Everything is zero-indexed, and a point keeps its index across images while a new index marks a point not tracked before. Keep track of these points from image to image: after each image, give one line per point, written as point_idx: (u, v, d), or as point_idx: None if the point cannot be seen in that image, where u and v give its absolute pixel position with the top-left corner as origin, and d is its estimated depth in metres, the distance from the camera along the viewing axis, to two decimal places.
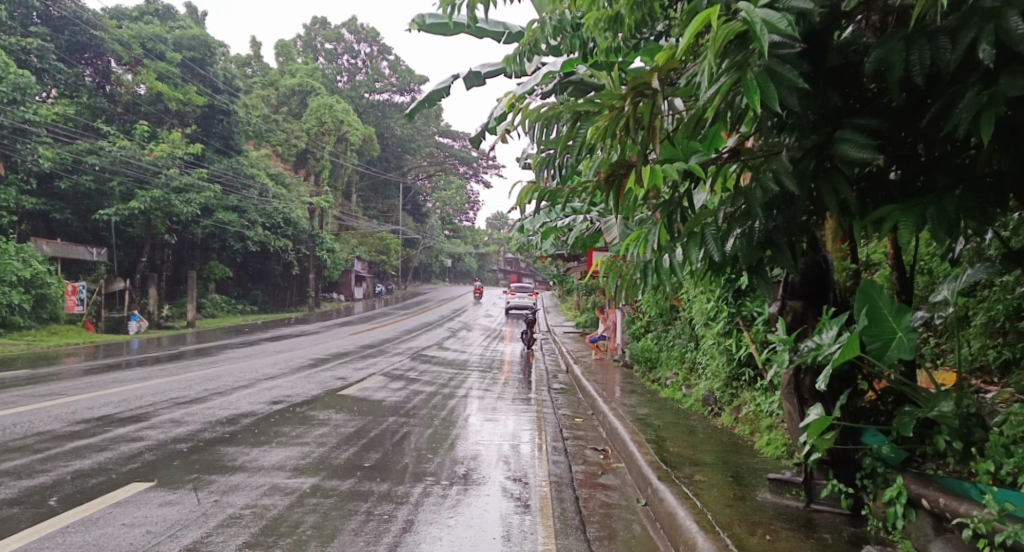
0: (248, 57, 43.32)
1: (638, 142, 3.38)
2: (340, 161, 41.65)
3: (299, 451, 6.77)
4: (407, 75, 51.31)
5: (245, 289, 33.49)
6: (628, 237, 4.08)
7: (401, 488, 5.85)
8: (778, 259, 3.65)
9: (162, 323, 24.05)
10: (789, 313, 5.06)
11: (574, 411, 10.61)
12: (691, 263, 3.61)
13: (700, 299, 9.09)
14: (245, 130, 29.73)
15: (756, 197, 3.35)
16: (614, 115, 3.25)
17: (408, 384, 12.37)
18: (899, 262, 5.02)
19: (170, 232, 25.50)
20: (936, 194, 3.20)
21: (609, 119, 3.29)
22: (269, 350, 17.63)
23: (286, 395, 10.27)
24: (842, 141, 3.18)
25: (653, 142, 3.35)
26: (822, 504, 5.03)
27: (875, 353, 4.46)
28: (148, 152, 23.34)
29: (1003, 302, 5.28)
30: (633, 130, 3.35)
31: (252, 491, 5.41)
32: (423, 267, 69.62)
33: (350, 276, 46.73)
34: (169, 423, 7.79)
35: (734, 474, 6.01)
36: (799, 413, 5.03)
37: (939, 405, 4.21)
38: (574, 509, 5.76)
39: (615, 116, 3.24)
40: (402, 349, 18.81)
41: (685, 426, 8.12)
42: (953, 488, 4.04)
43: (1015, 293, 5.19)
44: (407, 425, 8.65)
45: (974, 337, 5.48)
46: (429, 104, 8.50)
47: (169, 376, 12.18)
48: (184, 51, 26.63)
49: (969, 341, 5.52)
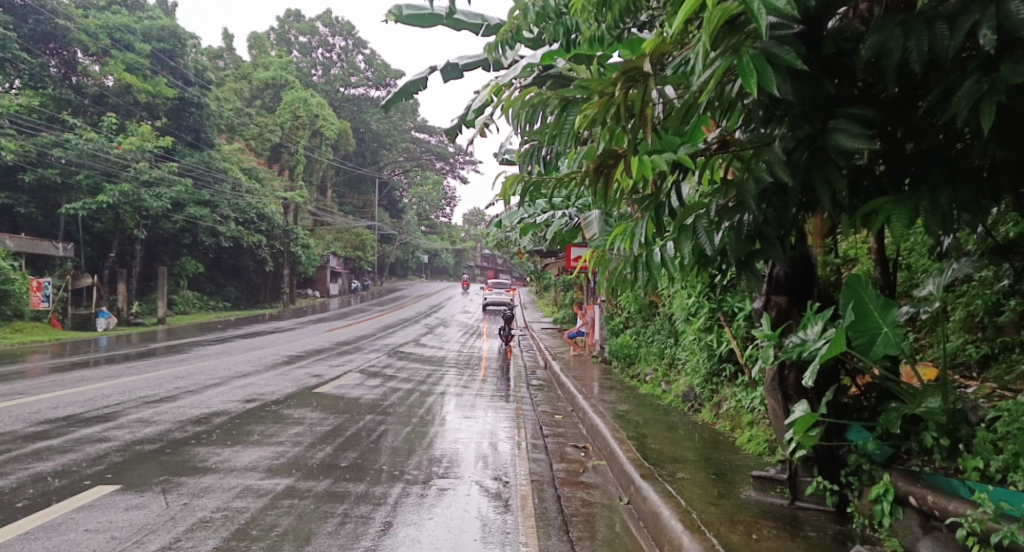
0: (221, 49, 42.73)
1: (628, 130, 3.27)
2: (315, 156, 41.24)
3: (273, 451, 6.60)
4: (382, 69, 50.93)
5: (218, 285, 33.04)
6: (614, 231, 3.96)
7: (379, 488, 5.70)
8: (768, 254, 3.57)
9: (132, 319, 23.60)
10: (774, 308, 4.99)
11: (553, 408, 10.51)
12: (680, 257, 3.50)
13: (680, 295, 8.99)
14: (217, 124, 29.28)
15: (748, 188, 3.26)
16: (604, 102, 3.13)
17: (386, 381, 12.20)
18: (883, 256, 4.98)
19: (140, 227, 25.01)
20: (930, 186, 3.15)
21: (598, 107, 3.17)
22: (242, 347, 17.35)
23: (260, 393, 10.06)
24: (837, 130, 3.09)
25: (642, 130, 3.24)
26: (807, 501, 4.96)
27: (860, 349, 4.40)
28: (117, 144, 22.77)
29: (982, 297, 5.26)
30: (622, 119, 3.25)
31: (224, 493, 5.23)
32: (399, 263, 69.28)
33: (325, 272, 46.30)
34: (138, 422, 7.55)
35: (717, 471, 5.94)
36: (783, 409, 4.96)
37: (926, 401, 4.15)
38: (556, 509, 5.63)
39: (605, 103, 3.13)
40: (378, 346, 18.63)
41: (666, 423, 8.06)
42: (940, 486, 3.99)
43: (994, 288, 5.17)
44: (384, 423, 8.49)
45: (953, 333, 5.46)
46: (405, 97, 8.33)
47: (138, 373, 11.89)
48: (153, 42, 26.08)
49: (949, 336, 5.50)
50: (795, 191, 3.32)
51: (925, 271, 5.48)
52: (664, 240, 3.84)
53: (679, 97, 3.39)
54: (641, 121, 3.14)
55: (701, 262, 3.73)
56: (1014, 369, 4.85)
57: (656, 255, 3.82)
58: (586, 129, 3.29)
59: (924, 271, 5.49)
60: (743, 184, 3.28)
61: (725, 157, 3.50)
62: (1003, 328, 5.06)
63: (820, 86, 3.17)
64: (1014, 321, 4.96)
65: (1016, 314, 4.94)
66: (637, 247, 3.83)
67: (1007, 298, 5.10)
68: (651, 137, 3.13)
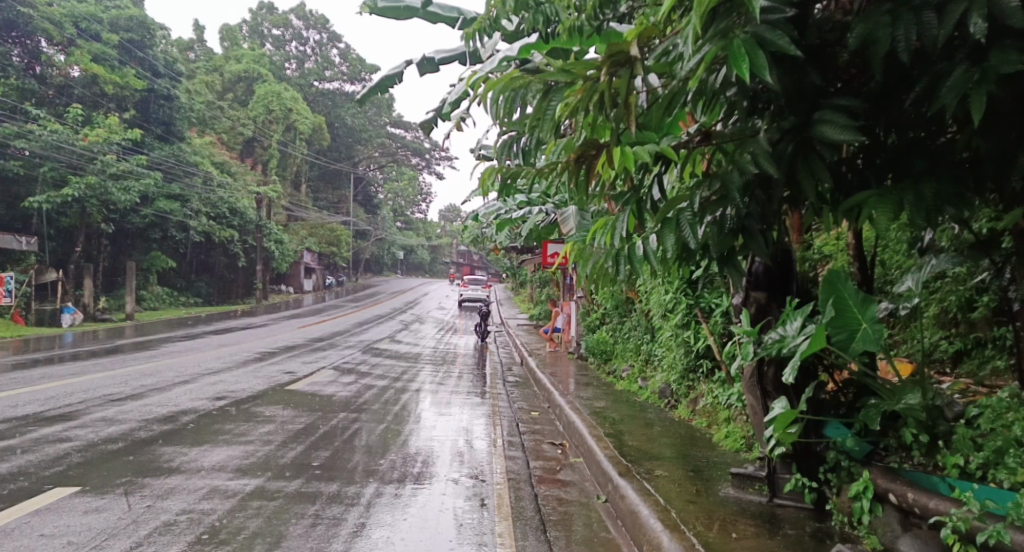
0: (191, 41, 42.00)
1: (611, 120, 3.19)
2: (289, 150, 40.73)
3: (241, 450, 6.42)
4: (358, 63, 50.36)
5: (189, 281, 32.52)
6: (595, 225, 3.87)
7: (352, 488, 5.56)
8: (750, 248, 3.48)
9: (98, 315, 23.16)
10: (753, 305, 4.95)
11: (530, 404, 10.43)
12: (663, 250, 3.41)
13: (657, 291, 8.92)
14: (188, 117, 28.78)
15: (733, 180, 3.17)
16: (588, 88, 3.02)
17: (359, 378, 12.01)
18: (861, 253, 4.96)
19: (107, 221, 24.48)
20: (913, 179, 3.10)
21: (581, 93, 3.06)
22: (213, 343, 17.04)
23: (229, 391, 9.86)
24: (822, 120, 3.02)
25: (625, 120, 3.15)
26: (786, 498, 4.91)
27: (839, 345, 4.36)
28: (83, 136, 22.28)
29: (955, 292, 5.25)
30: (603, 109, 3.16)
31: (190, 495, 5.06)
32: (374, 259, 68.79)
33: (299, 268, 45.79)
34: (101, 421, 7.33)
35: (694, 468, 5.88)
36: (762, 406, 4.93)
37: (904, 397, 4.12)
38: (534, 507, 5.54)
39: (589, 89, 3.02)
40: (353, 342, 18.41)
41: (642, 419, 8.03)
42: (919, 482, 3.95)
43: (967, 284, 5.16)
44: (358, 421, 8.32)
45: (927, 329, 5.48)
46: (381, 90, 8.17)
47: (103, 370, 11.62)
48: (121, 32, 25.61)
49: (921, 333, 5.49)
50: (779, 183, 3.26)
51: (900, 267, 5.45)
52: (644, 234, 3.77)
53: (663, 85, 3.30)
54: (625, 110, 3.03)
55: (684, 256, 3.66)
56: (988, 366, 4.87)
57: (638, 249, 3.73)
58: (567, 118, 3.19)
59: (900, 266, 5.47)
60: (728, 175, 3.20)
61: (708, 149, 3.44)
62: (976, 323, 5.07)
63: (805, 77, 3.10)
64: (987, 317, 4.98)
65: (989, 310, 4.96)
66: (617, 241, 3.75)
67: (980, 294, 5.12)
68: (635, 128, 3.04)
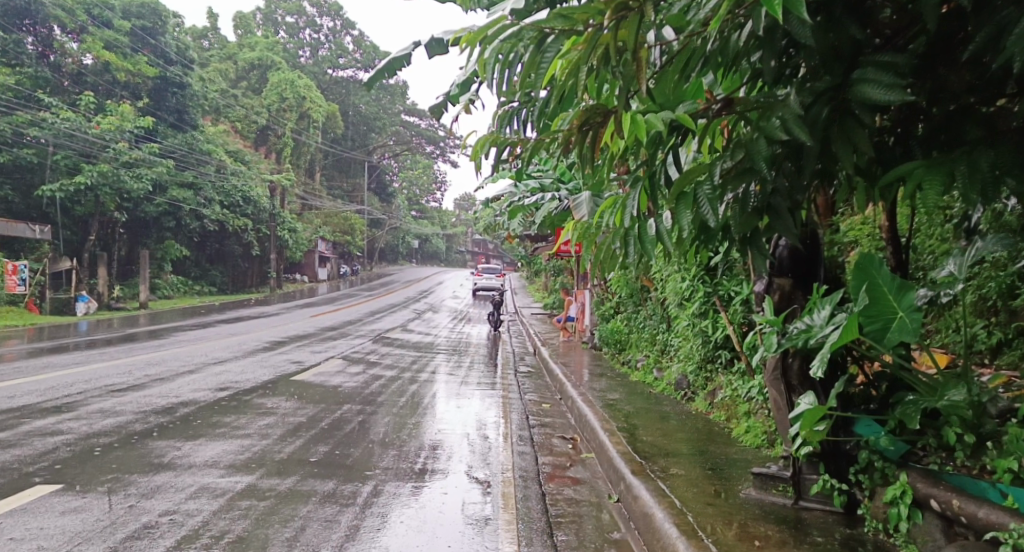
0: (205, 28, 41.90)
1: (619, 81, 2.83)
2: (303, 138, 40.57)
3: (237, 445, 6.14)
4: (371, 51, 50.00)
5: (204, 270, 32.42)
6: (603, 203, 3.53)
7: (349, 486, 5.25)
8: (777, 228, 3.12)
9: (113, 305, 23.06)
10: (777, 292, 4.59)
11: (541, 396, 10.11)
12: (679, 229, 3.03)
13: (674, 278, 8.51)
14: (200, 105, 28.63)
15: (759, 149, 2.78)
16: (592, 38, 2.61)
17: (368, 369, 11.73)
18: (895, 237, 4.57)
19: (121, 209, 24.30)
20: (965, 148, 2.73)
21: (583, 46, 2.69)
22: (223, 332, 16.83)
23: (233, 381, 9.61)
24: (864, 79, 2.62)
25: (634, 82, 2.77)
26: (812, 500, 4.50)
27: (872, 336, 3.99)
28: (95, 124, 22.09)
29: (995, 279, 4.85)
30: (609, 64, 2.80)
31: (176, 494, 4.79)
32: (389, 248, 68.68)
33: (313, 257, 45.71)
34: (97, 413, 7.09)
35: (714, 466, 5.52)
36: (787, 401, 4.56)
37: (948, 393, 3.72)
38: (543, 509, 5.20)
39: (593, 39, 2.62)
40: (364, 331, 18.19)
41: (657, 412, 7.69)
42: (965, 487, 3.56)
43: (1009, 269, 4.76)
44: (364, 413, 8.02)
45: (964, 317, 5.09)
46: (389, 73, 7.84)
47: (107, 359, 11.40)
48: (132, 19, 25.47)
49: (956, 322, 5.10)
50: (812, 154, 2.87)
51: (937, 251, 5.06)
52: (657, 213, 3.41)
53: (681, 40, 2.93)
54: (635, 66, 2.64)
55: (703, 235, 3.31)
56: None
57: (650, 228, 3.36)
58: (569, 77, 2.80)
59: (935, 251, 5.08)
60: (753, 144, 2.80)
61: (729, 117, 3.08)
62: (1018, 312, 4.69)
63: (843, 28, 2.70)
64: None
65: None
66: (627, 220, 3.39)
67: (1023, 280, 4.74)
68: (646, 88, 2.66)
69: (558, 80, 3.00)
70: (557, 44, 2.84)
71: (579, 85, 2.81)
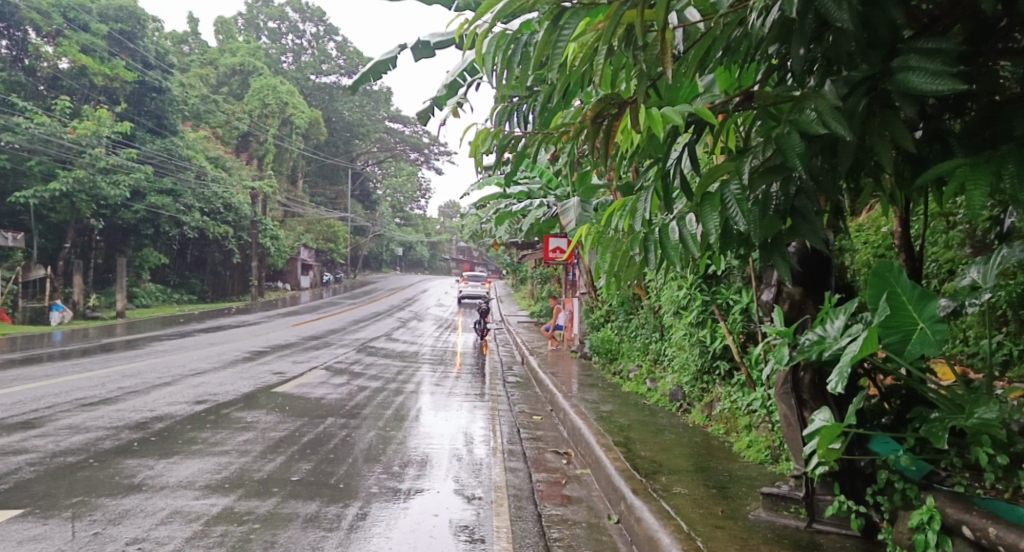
0: (185, 33, 41.34)
1: (641, 66, 2.61)
2: (285, 144, 40.13)
3: (214, 463, 5.80)
4: (354, 57, 49.64)
5: (184, 278, 31.79)
6: (612, 204, 3.27)
7: (334, 509, 4.94)
8: (804, 235, 2.87)
9: (88, 314, 22.50)
10: (786, 300, 4.34)
11: (531, 407, 9.81)
12: (704, 233, 2.78)
13: (669, 287, 8.25)
14: (180, 110, 28.20)
15: (792, 144, 2.52)
16: (615, 14, 2.39)
17: (352, 380, 11.37)
18: (909, 244, 4.36)
19: (98, 216, 23.70)
20: (1011, 146, 2.52)
21: (604, 24, 2.46)
22: (202, 342, 16.37)
23: (212, 394, 9.24)
24: (906, 67, 2.42)
25: (657, 65, 2.55)
26: (827, 523, 4.26)
27: (892, 349, 3.73)
28: (71, 129, 21.58)
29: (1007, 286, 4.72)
30: (630, 44, 2.57)
31: (146, 519, 4.45)
32: (374, 256, 68.17)
33: (296, 264, 45.12)
34: (66, 430, 6.71)
35: (718, 484, 5.27)
36: (798, 417, 4.32)
37: (977, 410, 3.49)
38: (540, 529, 4.92)
39: (615, 16, 2.40)
40: (347, 341, 17.80)
41: (653, 425, 7.43)
42: (1001, 513, 3.34)
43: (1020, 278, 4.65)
44: (348, 427, 7.70)
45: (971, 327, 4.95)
46: (374, 77, 7.55)
47: (81, 371, 10.97)
48: (110, 23, 24.98)
49: (964, 332, 4.99)
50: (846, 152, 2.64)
51: (942, 261, 5.22)
52: (671, 216, 3.18)
53: (703, 25, 2.71)
54: (659, 48, 2.42)
55: (725, 241, 3.07)
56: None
57: (671, 232, 3.07)
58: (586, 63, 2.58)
59: (939, 259, 5.23)
60: (784, 139, 2.55)
61: (750, 113, 2.87)
62: None
63: (881, 11, 2.48)
64: None
65: None
66: (639, 224, 3.15)
67: None
68: (671, 73, 2.44)
69: (572, 66, 2.77)
70: (572, 23, 2.61)
71: (597, 69, 2.59)
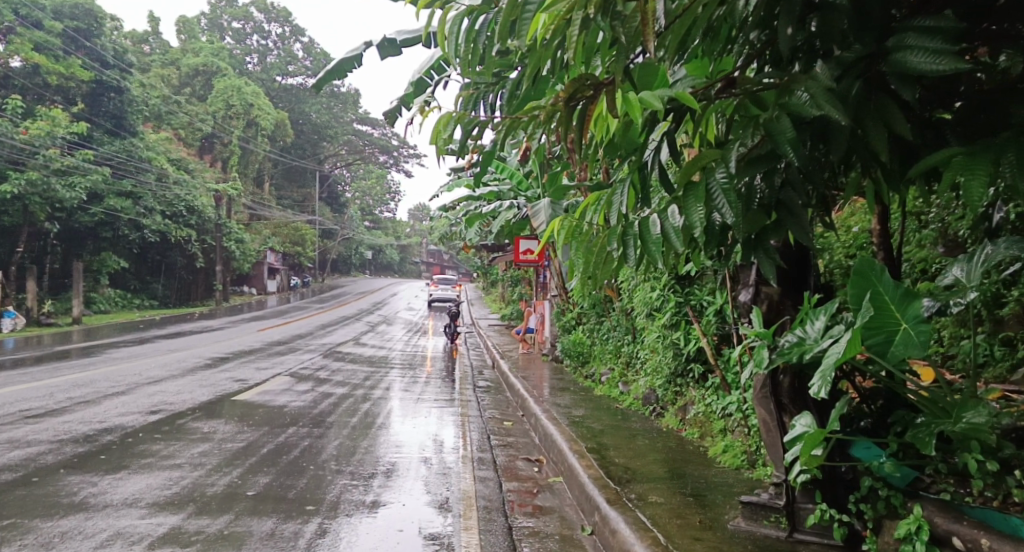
0: (146, 33, 40.45)
1: (620, 41, 2.41)
2: (251, 146, 39.48)
3: (164, 478, 5.46)
4: (321, 58, 49.09)
5: (145, 283, 30.86)
6: (586, 199, 3.07)
7: (291, 526, 4.64)
8: (789, 231, 2.70)
9: (43, 320, 21.70)
10: (764, 301, 4.16)
11: (502, 413, 9.55)
12: (688, 228, 2.56)
13: (642, 288, 8.06)
14: (141, 111, 27.47)
15: (782, 130, 2.34)
16: None
17: (317, 386, 11.02)
18: (887, 241, 4.21)
19: (52, 219, 22.91)
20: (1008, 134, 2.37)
21: None
22: (161, 348, 15.82)
23: (168, 403, 8.84)
24: (904, 47, 2.29)
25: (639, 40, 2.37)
26: (808, 533, 4.08)
27: (875, 351, 3.51)
28: (23, 130, 20.84)
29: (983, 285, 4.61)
30: (607, 16, 2.42)
31: (84, 542, 4.13)
32: (342, 260, 67.45)
33: (262, 269, 44.29)
34: (5, 444, 6.30)
35: (695, 492, 5.07)
36: (778, 422, 4.12)
37: (966, 414, 3.32)
38: (510, 543, 4.67)
39: None
40: (314, 345, 17.39)
41: (626, 430, 7.24)
42: (992, 523, 3.22)
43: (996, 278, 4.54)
44: (311, 437, 7.37)
45: (946, 328, 4.83)
46: (338, 76, 7.26)
47: (30, 381, 10.44)
48: (65, 20, 24.29)
49: (940, 331, 4.88)
50: (838, 139, 2.47)
51: (914, 259, 5.10)
52: (648, 211, 3.00)
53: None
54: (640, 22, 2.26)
55: (705, 238, 2.85)
56: (1022, 369, 4.19)
57: (653, 228, 2.84)
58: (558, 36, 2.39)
59: (911, 258, 5.12)
60: (775, 125, 2.37)
61: (734, 101, 2.70)
62: (1003, 321, 4.49)
63: None
64: (1018, 313, 4.36)
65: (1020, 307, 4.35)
66: (615, 219, 2.92)
67: (1008, 289, 4.50)
68: (652, 45, 2.28)
69: (543, 39, 2.57)
70: None
71: (572, 42, 2.38)
